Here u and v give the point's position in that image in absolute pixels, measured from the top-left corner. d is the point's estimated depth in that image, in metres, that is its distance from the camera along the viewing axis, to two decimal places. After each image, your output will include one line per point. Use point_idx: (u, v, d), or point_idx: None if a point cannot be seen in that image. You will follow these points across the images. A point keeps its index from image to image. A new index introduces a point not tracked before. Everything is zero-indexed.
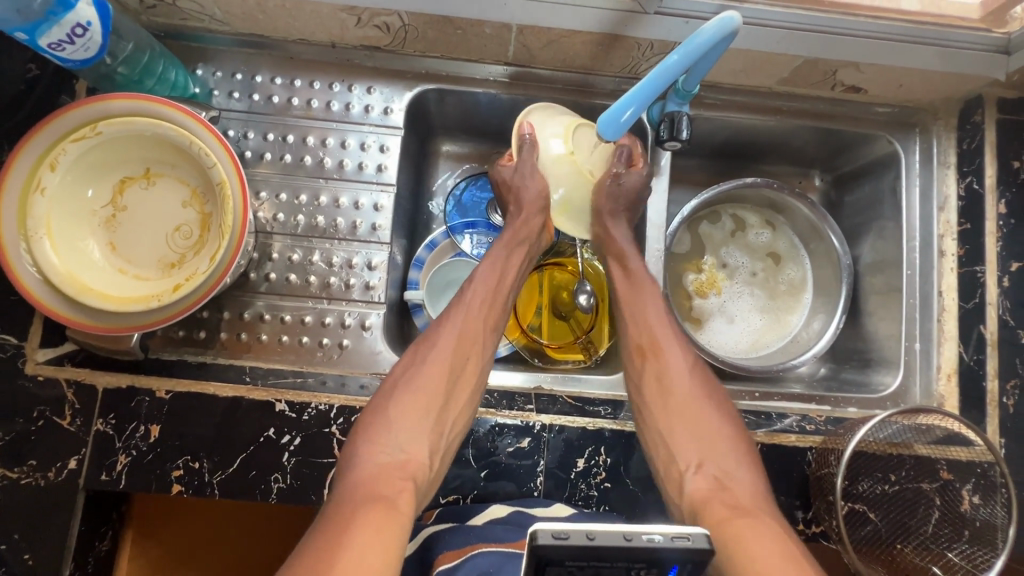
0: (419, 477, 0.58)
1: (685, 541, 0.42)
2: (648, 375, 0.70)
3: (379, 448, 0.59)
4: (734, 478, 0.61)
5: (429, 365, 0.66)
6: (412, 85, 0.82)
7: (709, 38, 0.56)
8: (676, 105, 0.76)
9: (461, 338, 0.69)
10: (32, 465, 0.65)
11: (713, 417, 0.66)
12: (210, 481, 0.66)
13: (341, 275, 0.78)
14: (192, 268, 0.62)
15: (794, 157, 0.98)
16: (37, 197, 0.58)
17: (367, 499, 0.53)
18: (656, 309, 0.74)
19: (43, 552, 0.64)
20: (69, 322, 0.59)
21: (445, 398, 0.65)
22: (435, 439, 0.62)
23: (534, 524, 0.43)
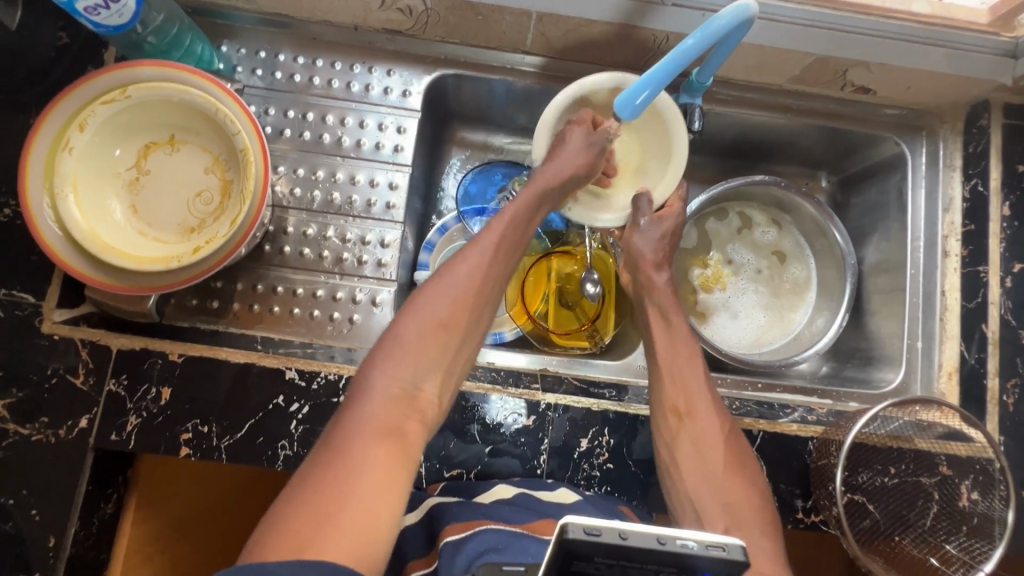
0: (428, 417, 0.55)
1: (719, 551, 0.41)
2: (683, 438, 0.67)
3: (393, 377, 0.54)
4: (757, 549, 0.59)
5: (455, 293, 0.60)
6: (431, 69, 0.83)
7: (726, 23, 0.58)
8: (689, 97, 0.78)
9: (487, 274, 0.62)
10: (43, 422, 0.66)
11: (745, 485, 0.64)
12: (218, 446, 0.67)
13: (355, 252, 0.79)
14: (212, 232, 0.63)
15: (802, 158, 1.00)
16: (65, 155, 0.59)
17: (377, 433, 0.51)
18: (693, 368, 0.70)
19: (50, 509, 0.65)
20: (87, 279, 0.60)
21: (465, 333, 0.59)
22: (448, 377, 0.58)
23: (567, 516, 0.42)
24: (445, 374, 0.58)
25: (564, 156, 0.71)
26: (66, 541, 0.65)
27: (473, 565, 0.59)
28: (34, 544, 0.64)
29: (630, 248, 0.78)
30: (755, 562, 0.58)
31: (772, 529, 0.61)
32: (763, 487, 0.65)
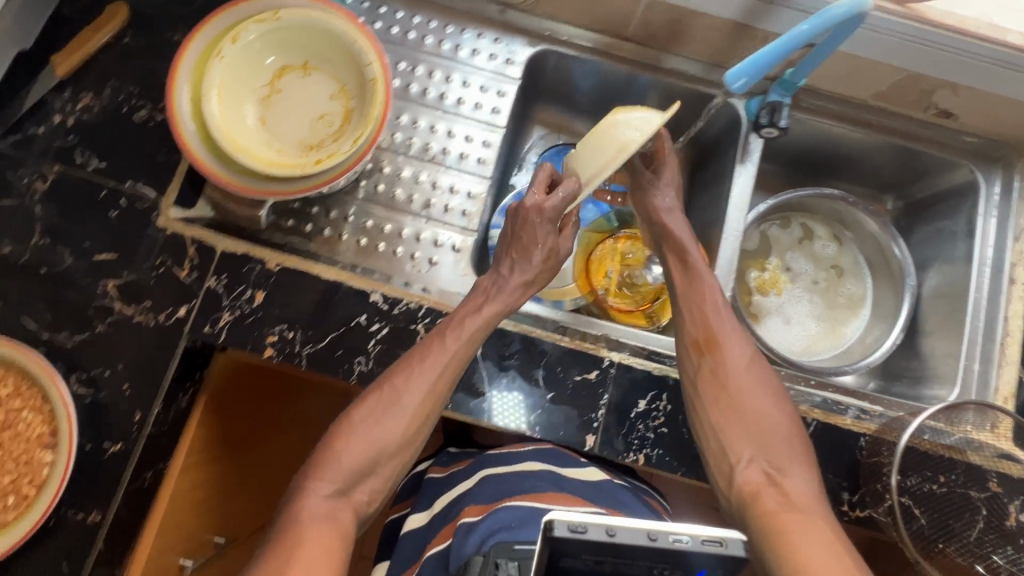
0: (359, 515, 0.62)
1: (716, 544, 0.52)
2: (703, 370, 0.70)
3: (329, 485, 0.61)
4: (788, 476, 0.62)
5: (397, 407, 0.64)
6: (534, 43, 0.89)
7: (845, 10, 0.62)
8: (778, 96, 0.82)
9: (430, 392, 0.65)
10: (146, 306, 0.71)
11: (773, 412, 0.66)
12: (299, 352, 0.71)
13: (442, 199, 0.83)
14: (331, 150, 0.68)
15: (871, 179, 1.02)
16: (217, 62, 0.66)
17: (311, 531, 0.57)
18: (712, 301, 0.73)
19: (140, 384, 0.70)
20: (216, 176, 0.66)
21: (403, 441, 0.64)
22: (382, 479, 0.64)
23: (554, 514, 0.52)
24: (378, 475, 0.64)
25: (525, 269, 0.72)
26: (149, 419, 0.69)
27: (485, 542, 0.70)
28: (122, 416, 0.69)
29: (642, 201, 0.82)
30: (784, 489, 0.61)
31: (802, 457, 0.64)
32: (789, 415, 0.67)
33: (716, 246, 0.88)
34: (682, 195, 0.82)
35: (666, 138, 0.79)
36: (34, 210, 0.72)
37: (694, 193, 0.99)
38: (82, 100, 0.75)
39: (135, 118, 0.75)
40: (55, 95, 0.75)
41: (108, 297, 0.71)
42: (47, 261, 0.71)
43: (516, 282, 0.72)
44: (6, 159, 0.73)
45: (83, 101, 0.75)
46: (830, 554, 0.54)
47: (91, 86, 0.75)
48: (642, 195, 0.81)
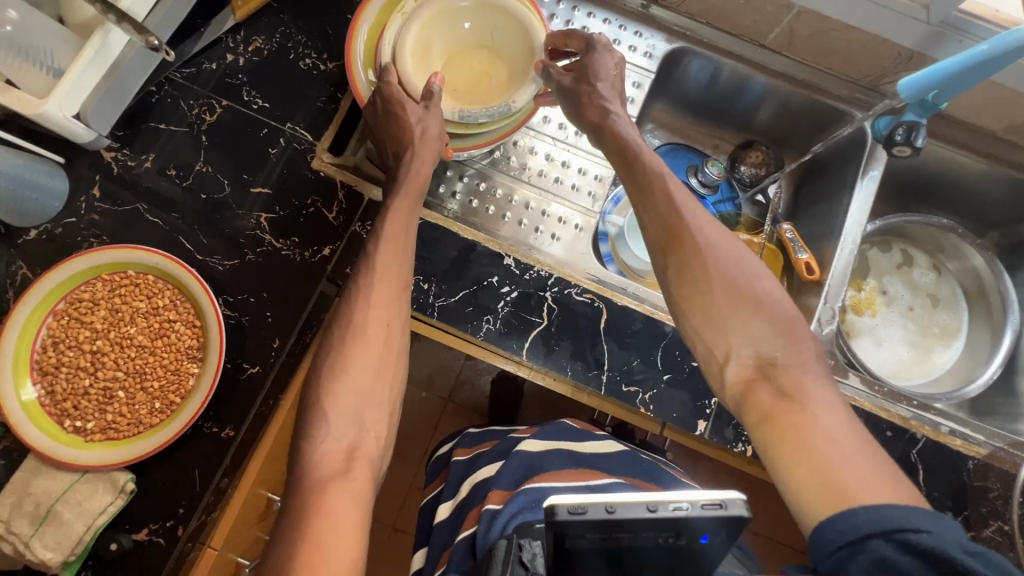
0: (374, 462, 0.59)
1: (718, 508, 0.48)
2: (672, 269, 0.61)
3: (325, 424, 0.59)
4: (785, 364, 0.53)
5: (358, 338, 0.63)
6: (672, 40, 0.92)
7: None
8: (915, 116, 0.82)
9: (380, 313, 0.64)
10: (294, 242, 0.74)
11: (753, 304, 0.57)
12: (432, 304, 0.73)
13: (569, 177, 0.87)
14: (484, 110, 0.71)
15: (978, 213, 1.03)
16: (398, 16, 0.70)
17: (323, 467, 0.55)
18: (667, 193, 0.64)
19: (282, 314, 0.73)
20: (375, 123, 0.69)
21: (376, 368, 0.63)
22: (377, 421, 0.61)
23: (555, 499, 0.50)
24: (371, 417, 0.61)
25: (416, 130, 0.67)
26: (285, 347, 0.73)
27: (508, 527, 0.69)
28: (262, 341, 0.72)
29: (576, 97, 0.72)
30: (783, 384, 0.52)
31: (794, 339, 0.55)
32: (771, 296, 0.58)
33: (828, 256, 0.89)
34: (618, 83, 0.75)
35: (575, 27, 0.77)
36: (200, 138, 0.77)
37: (802, 206, 1.02)
38: (254, 43, 0.80)
39: (301, 65, 0.79)
40: (231, 35, 0.79)
41: (260, 229, 0.74)
42: (206, 188, 0.75)
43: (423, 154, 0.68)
44: (178, 89, 0.77)
45: (254, 43, 0.79)
46: (843, 450, 0.46)
47: (263, 31, 0.80)
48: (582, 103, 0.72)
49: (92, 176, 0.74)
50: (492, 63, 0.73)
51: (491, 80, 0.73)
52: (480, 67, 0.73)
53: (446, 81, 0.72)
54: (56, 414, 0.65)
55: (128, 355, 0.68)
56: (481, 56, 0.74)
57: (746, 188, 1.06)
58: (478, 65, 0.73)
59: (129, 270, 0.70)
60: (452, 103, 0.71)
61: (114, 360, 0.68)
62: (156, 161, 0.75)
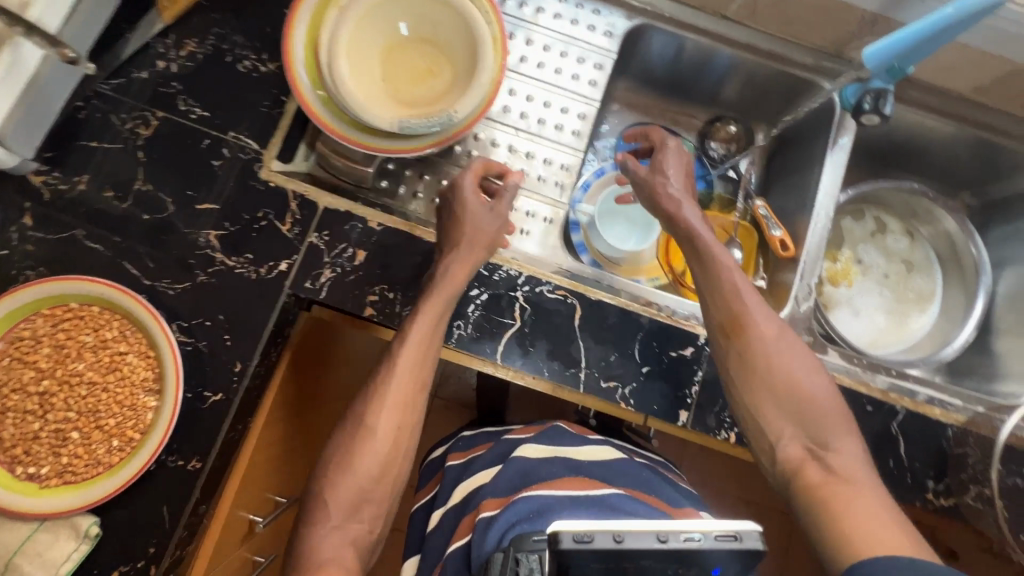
0: (361, 548, 0.62)
1: (730, 540, 0.51)
2: (730, 354, 0.65)
3: (326, 521, 0.61)
4: (834, 450, 0.59)
5: (373, 435, 0.64)
6: (633, 17, 0.88)
7: None
8: (882, 82, 0.80)
9: (399, 408, 0.66)
10: (248, 258, 0.71)
11: (812, 392, 0.62)
12: (399, 313, 0.71)
13: (535, 169, 0.84)
14: (432, 110, 0.66)
15: (949, 175, 1.02)
16: (333, 10, 0.65)
17: (317, 567, 0.57)
18: (731, 280, 0.67)
19: (241, 336, 0.69)
20: (319, 123, 0.65)
21: (384, 466, 0.64)
22: (378, 506, 0.64)
23: (559, 526, 0.51)
24: (370, 503, 0.63)
25: (472, 227, 0.70)
26: (248, 371, 0.69)
27: (505, 537, 0.66)
28: (223, 367, 0.69)
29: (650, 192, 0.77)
30: (832, 466, 0.58)
31: (848, 428, 0.60)
32: (828, 387, 0.63)
33: (803, 231, 0.88)
34: (689, 180, 0.79)
35: (654, 131, 0.85)
36: (136, 154, 0.72)
37: (774, 180, 1.00)
38: (186, 46, 0.74)
39: (240, 68, 0.74)
40: (160, 40, 0.74)
41: (210, 248, 0.70)
42: (148, 208, 0.71)
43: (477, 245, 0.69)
44: (108, 102, 0.72)
45: (186, 47, 0.74)
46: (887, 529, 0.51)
47: (195, 33, 0.74)
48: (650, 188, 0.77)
49: (21, 202, 0.69)
50: (435, 61, 0.69)
51: (436, 80, 0.68)
52: (424, 65, 0.69)
53: (388, 83, 0.67)
54: (5, 462, 0.62)
55: (78, 394, 0.64)
56: (424, 56, 0.69)
57: (716, 165, 1.03)
58: (422, 63, 0.69)
59: (71, 302, 0.66)
60: (395, 106, 0.67)
61: (64, 401, 0.64)
62: (91, 182, 0.70)
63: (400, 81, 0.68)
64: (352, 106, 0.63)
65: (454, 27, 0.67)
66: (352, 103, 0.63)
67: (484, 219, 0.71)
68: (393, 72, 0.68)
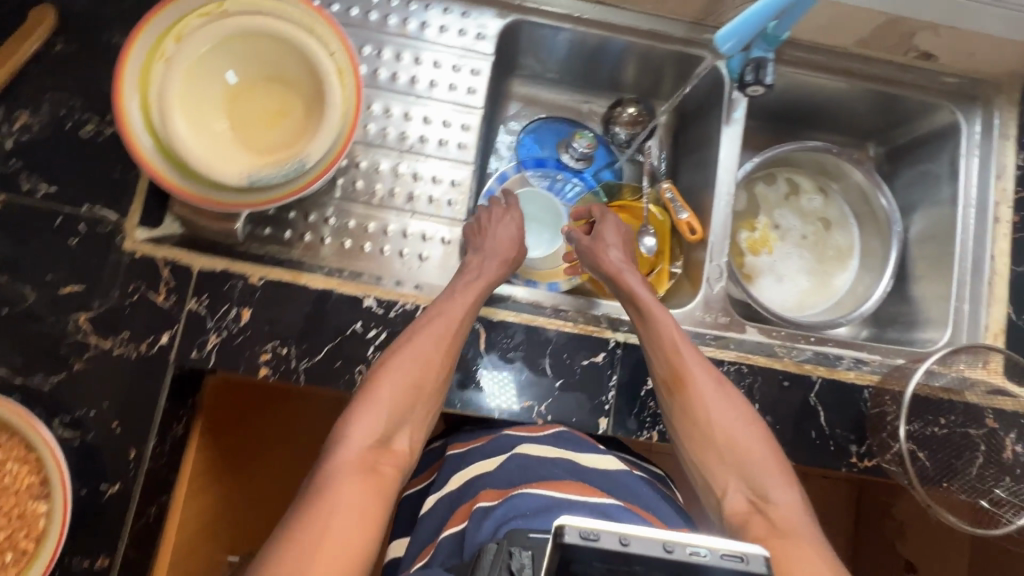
0: (402, 465, 0.61)
1: (738, 561, 0.41)
2: (675, 409, 0.67)
3: (366, 433, 0.61)
4: (774, 501, 0.60)
5: (417, 357, 0.65)
6: (505, 14, 0.84)
7: None
8: (762, 51, 0.79)
9: (439, 348, 0.66)
10: (125, 337, 0.66)
11: (752, 444, 0.64)
12: (296, 368, 0.68)
13: (425, 190, 0.80)
14: (288, 154, 0.62)
15: (853, 126, 1.01)
16: (160, 65, 0.60)
17: (356, 469, 0.58)
18: (672, 339, 0.69)
19: (130, 420, 0.66)
20: (164, 184, 0.60)
21: (425, 395, 0.65)
22: (418, 425, 0.65)
23: (563, 517, 0.41)
24: (413, 419, 0.64)
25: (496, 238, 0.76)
26: (144, 454, 0.66)
27: (499, 530, 0.54)
28: (116, 455, 0.65)
29: (592, 259, 0.78)
30: (771, 515, 0.59)
31: (786, 479, 0.62)
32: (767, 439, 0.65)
33: (709, 211, 0.87)
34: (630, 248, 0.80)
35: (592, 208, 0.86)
36: None
37: (681, 158, 0.98)
38: (18, 119, 0.68)
39: (82, 134, 0.69)
40: None
41: (82, 333, 0.66)
42: (6, 300, 0.66)
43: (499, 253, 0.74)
44: None
45: (19, 120, 0.68)
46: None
47: (26, 103, 0.68)
48: (592, 250, 0.78)
49: None
50: (286, 101, 0.64)
51: (290, 120, 0.64)
52: (274, 106, 0.64)
53: (239, 132, 0.63)
54: None
55: None
56: (273, 96, 0.64)
57: (623, 149, 1.00)
58: (272, 105, 0.64)
59: None
60: (250, 156, 0.62)
61: None
62: None
63: (250, 125, 0.63)
64: (197, 168, 0.58)
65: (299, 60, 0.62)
66: (196, 163, 0.58)
67: (506, 233, 0.77)
68: (240, 116, 0.63)
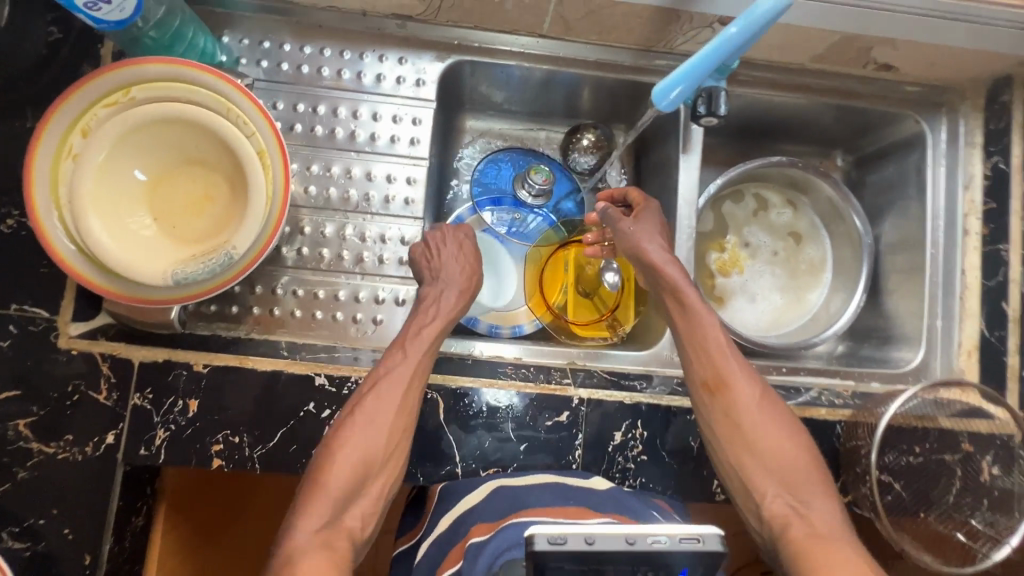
0: (355, 543, 0.57)
1: (694, 542, 0.45)
2: (716, 412, 0.67)
3: (315, 515, 0.56)
4: (813, 510, 0.60)
5: (370, 424, 0.62)
6: (445, 57, 0.80)
7: (772, 7, 0.55)
8: (714, 80, 0.75)
9: (395, 411, 0.63)
10: (68, 440, 0.64)
11: (791, 450, 0.64)
12: (250, 456, 0.66)
13: (375, 250, 0.77)
14: (215, 242, 0.59)
15: (818, 136, 0.98)
16: (69, 163, 0.56)
17: (308, 550, 0.52)
18: (715, 341, 0.69)
19: (82, 525, 0.64)
20: (91, 288, 0.57)
21: (379, 464, 0.61)
22: (370, 500, 0.60)
23: (532, 528, 0.46)
24: (365, 498, 0.60)
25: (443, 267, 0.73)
26: (101, 558, 0.64)
27: (496, 564, 0.55)
28: (70, 563, 0.63)
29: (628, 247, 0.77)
30: (810, 521, 0.58)
31: (822, 487, 0.62)
32: (807, 447, 0.65)
33: (670, 245, 0.85)
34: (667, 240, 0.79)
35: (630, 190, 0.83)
36: None
37: (641, 186, 0.95)
38: None
39: (3, 230, 0.65)
40: None
41: (22, 440, 0.64)
42: None
43: (450, 290, 0.72)
44: None
45: None
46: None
47: None
48: (629, 237, 0.77)
49: None
50: (211, 185, 0.61)
51: (216, 205, 0.61)
52: (198, 191, 0.61)
53: (163, 223, 0.59)
54: None
55: None
56: (196, 181, 0.61)
57: (586, 177, 0.96)
58: (195, 190, 0.61)
59: None
60: (176, 248, 0.59)
61: None
62: None
63: (174, 215, 0.60)
64: (120, 270, 0.56)
65: (219, 144, 0.59)
66: (119, 267, 0.55)
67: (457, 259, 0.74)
68: (160, 207, 0.60)
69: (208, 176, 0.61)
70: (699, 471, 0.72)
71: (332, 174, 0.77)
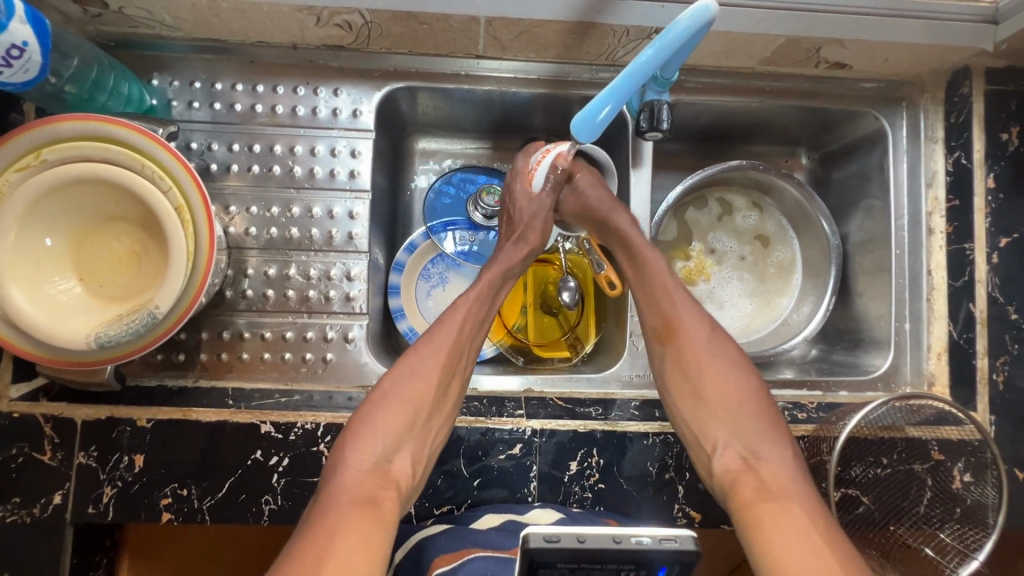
0: (402, 490, 0.58)
1: (671, 543, 0.47)
2: (669, 361, 0.69)
3: (364, 455, 0.58)
4: (763, 459, 0.60)
5: (422, 370, 0.63)
6: (382, 85, 0.78)
7: (685, 29, 0.53)
8: (655, 93, 0.71)
9: (446, 358, 0.65)
10: (16, 502, 0.64)
11: (738, 396, 0.65)
12: (199, 508, 0.66)
13: (321, 288, 0.76)
14: (140, 299, 0.58)
15: (780, 136, 0.96)
16: None
17: (350, 504, 0.53)
18: (665, 288, 0.71)
19: None
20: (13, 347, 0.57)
21: (430, 410, 0.62)
22: (419, 446, 0.61)
23: (528, 527, 0.47)
24: (417, 443, 0.61)
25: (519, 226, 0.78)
26: None
27: None
28: None
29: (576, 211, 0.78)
30: (760, 472, 0.59)
31: (772, 432, 0.62)
32: (754, 392, 0.65)
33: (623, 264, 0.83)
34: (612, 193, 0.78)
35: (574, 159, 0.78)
36: None
37: None
38: None
39: None
40: None
41: None
42: None
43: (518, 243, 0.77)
44: None
45: None
46: (798, 533, 0.52)
47: None
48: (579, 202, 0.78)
49: None
50: (137, 241, 0.60)
51: (143, 261, 0.60)
52: (125, 248, 0.60)
53: (89, 282, 0.59)
54: None
55: None
56: (121, 237, 0.60)
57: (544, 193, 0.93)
58: (121, 246, 0.60)
59: None
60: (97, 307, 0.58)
61: None
62: None
63: (101, 274, 0.59)
64: (42, 337, 0.55)
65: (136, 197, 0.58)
66: (42, 332, 0.55)
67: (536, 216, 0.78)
68: (91, 267, 0.59)
69: (135, 232, 0.60)
70: (658, 495, 0.71)
71: (273, 213, 0.76)
